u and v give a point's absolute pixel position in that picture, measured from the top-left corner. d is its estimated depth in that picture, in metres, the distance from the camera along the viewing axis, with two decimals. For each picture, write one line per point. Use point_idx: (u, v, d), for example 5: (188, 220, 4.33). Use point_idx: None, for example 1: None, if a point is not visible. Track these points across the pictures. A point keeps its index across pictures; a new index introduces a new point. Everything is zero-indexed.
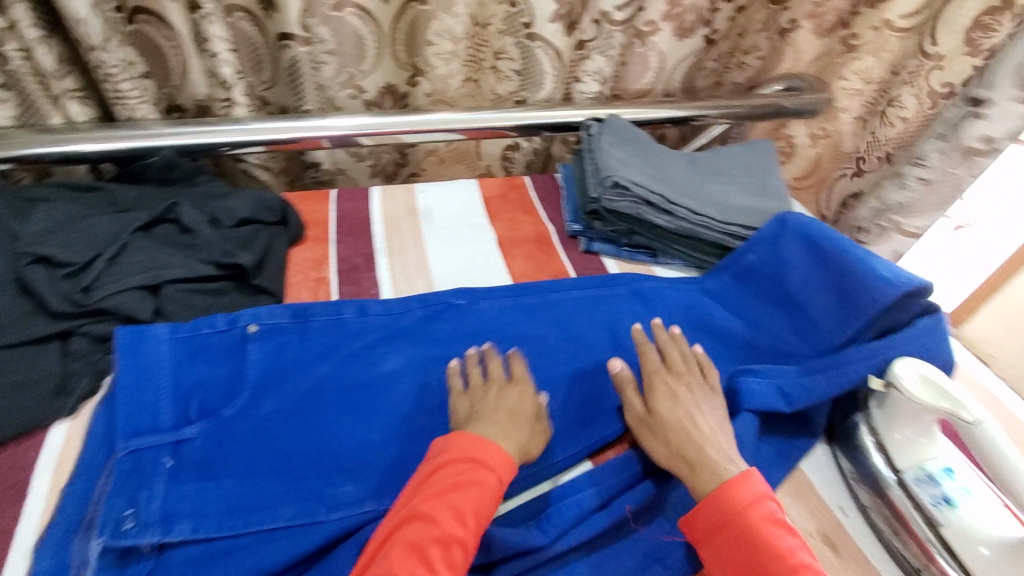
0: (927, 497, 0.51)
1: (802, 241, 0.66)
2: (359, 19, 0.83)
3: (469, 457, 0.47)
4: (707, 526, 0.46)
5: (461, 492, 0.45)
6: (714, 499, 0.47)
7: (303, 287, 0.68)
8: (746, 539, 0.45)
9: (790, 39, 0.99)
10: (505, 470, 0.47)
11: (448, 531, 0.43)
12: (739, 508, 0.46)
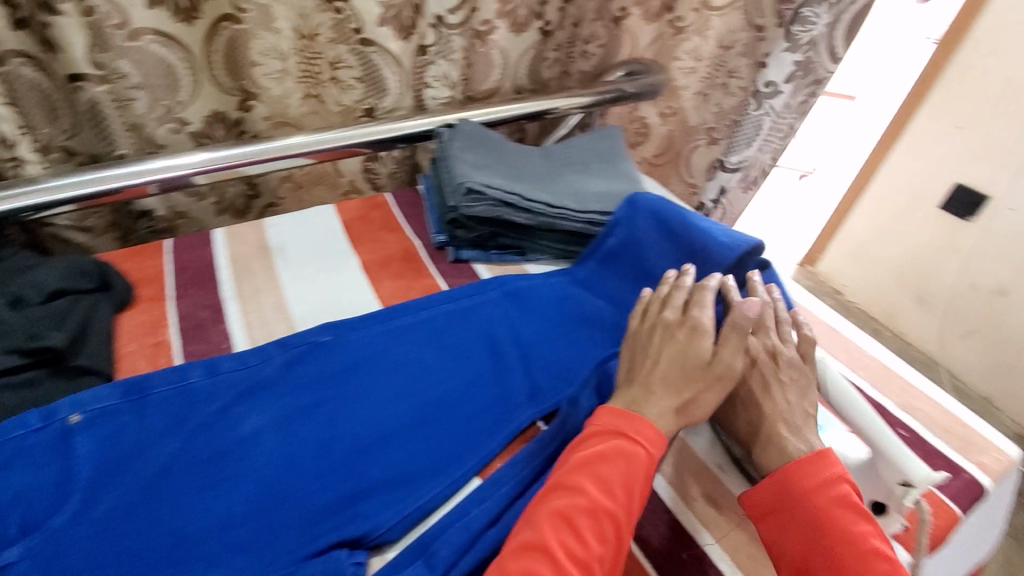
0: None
1: (652, 219, 0.69)
2: (163, 46, 0.75)
3: (618, 432, 0.49)
4: (772, 501, 0.49)
5: (611, 465, 0.47)
6: (783, 478, 0.50)
7: (138, 356, 0.60)
8: (815, 517, 0.48)
9: (624, 27, 1.03)
10: (653, 446, 0.49)
11: (596, 501, 0.46)
12: (808, 488, 0.49)
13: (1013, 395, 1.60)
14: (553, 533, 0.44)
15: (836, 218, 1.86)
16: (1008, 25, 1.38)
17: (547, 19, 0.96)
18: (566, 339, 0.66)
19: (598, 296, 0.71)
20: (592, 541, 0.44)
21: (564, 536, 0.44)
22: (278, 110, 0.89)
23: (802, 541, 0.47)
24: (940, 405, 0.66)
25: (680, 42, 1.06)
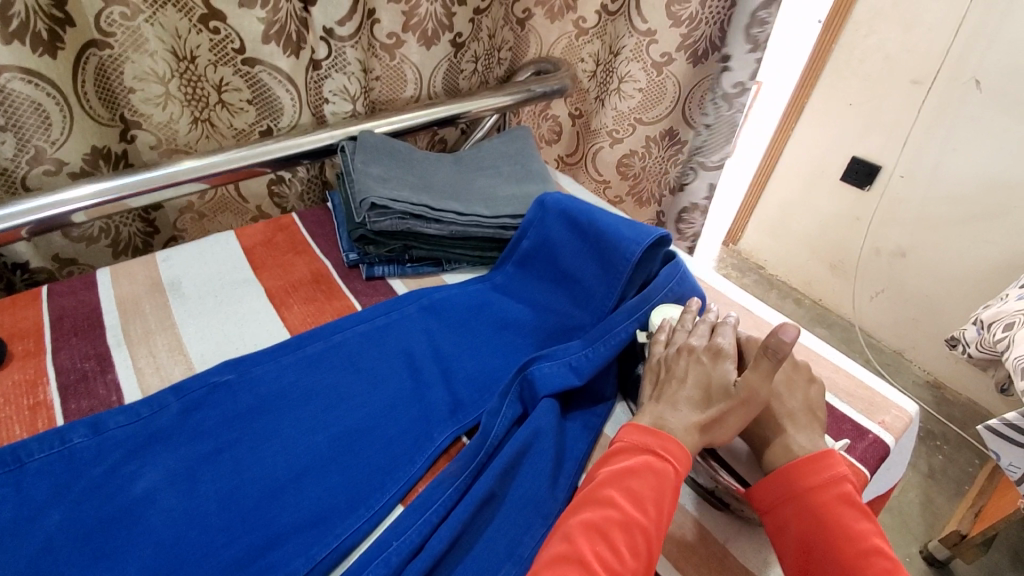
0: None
1: (562, 218, 0.69)
2: (27, 83, 0.68)
3: (649, 449, 0.49)
4: (784, 491, 0.50)
5: (640, 480, 0.47)
6: (793, 468, 0.51)
7: (10, 421, 0.54)
8: (821, 506, 0.49)
9: (530, 27, 1.06)
10: (684, 463, 0.49)
11: (627, 515, 0.45)
12: (817, 479, 0.50)
13: (917, 346, 1.74)
14: (587, 543, 0.43)
15: (751, 197, 1.95)
16: (880, 9, 1.49)
17: (457, 31, 0.94)
18: (487, 348, 0.64)
19: (517, 301, 0.69)
20: (626, 554, 0.43)
21: (599, 546, 0.43)
22: (166, 138, 0.82)
23: (808, 531, 0.48)
24: (844, 371, 0.70)
25: (584, 43, 1.07)
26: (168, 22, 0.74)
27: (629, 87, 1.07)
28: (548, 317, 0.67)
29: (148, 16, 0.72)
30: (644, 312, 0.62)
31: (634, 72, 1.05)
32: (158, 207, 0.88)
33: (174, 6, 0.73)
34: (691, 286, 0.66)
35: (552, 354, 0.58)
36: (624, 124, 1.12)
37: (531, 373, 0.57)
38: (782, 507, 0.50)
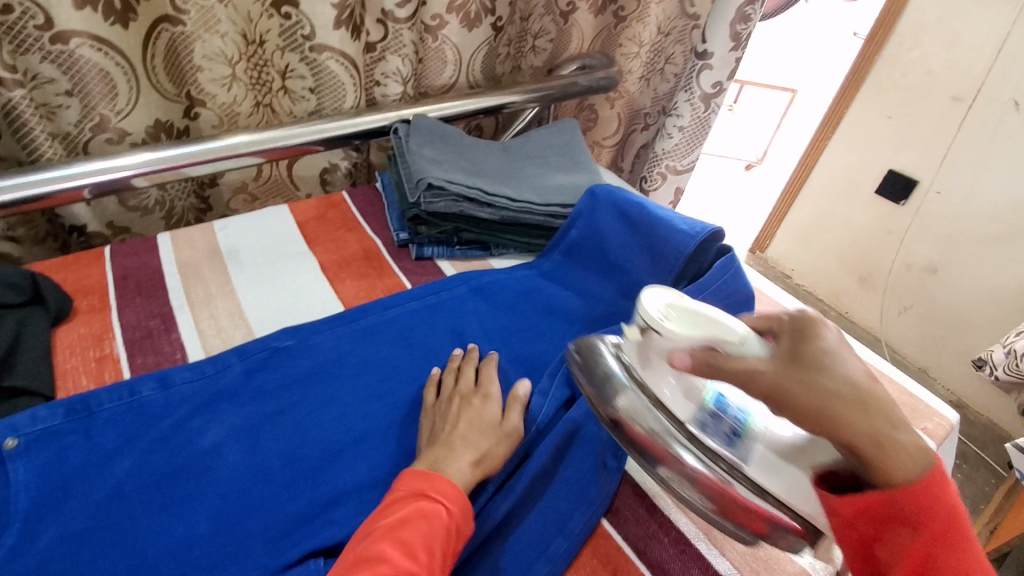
0: (719, 442, 0.47)
1: (613, 210, 0.70)
2: (96, 50, 0.70)
3: (419, 492, 0.44)
4: (910, 498, 0.37)
5: (414, 528, 0.42)
6: (925, 488, 0.37)
7: (80, 372, 0.56)
8: (957, 525, 0.38)
9: (572, 22, 1.00)
10: (457, 503, 0.45)
11: (400, 566, 0.39)
12: (946, 489, 0.38)
13: (943, 363, 1.72)
14: None
15: (780, 205, 1.94)
16: (924, 22, 1.49)
17: (498, 14, 0.95)
18: (533, 330, 0.66)
19: (563, 287, 0.71)
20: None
21: None
22: (227, 118, 0.84)
23: (931, 560, 0.37)
24: (885, 377, 0.70)
25: (624, 29, 1.03)
26: (240, 6, 0.76)
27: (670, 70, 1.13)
28: (595, 304, 0.68)
29: None
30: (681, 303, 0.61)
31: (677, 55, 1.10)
32: (213, 181, 0.90)
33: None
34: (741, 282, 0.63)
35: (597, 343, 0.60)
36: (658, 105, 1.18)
37: None
38: (907, 513, 0.38)
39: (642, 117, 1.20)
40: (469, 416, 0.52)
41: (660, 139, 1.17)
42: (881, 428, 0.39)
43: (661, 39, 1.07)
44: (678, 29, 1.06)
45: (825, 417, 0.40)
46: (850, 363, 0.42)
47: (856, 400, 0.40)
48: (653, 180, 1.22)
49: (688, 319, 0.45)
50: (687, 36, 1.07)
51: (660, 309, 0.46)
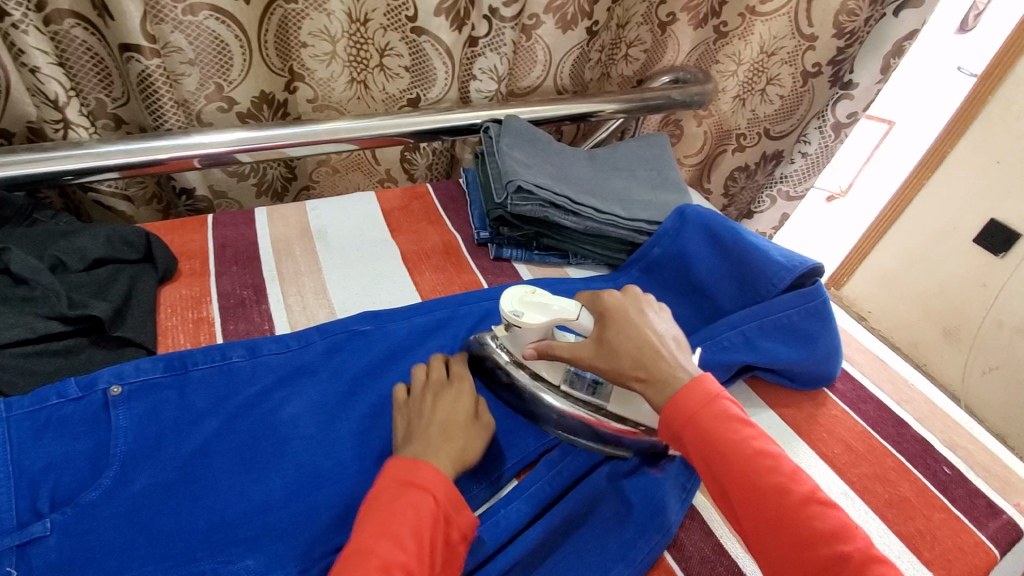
0: (584, 391, 0.56)
1: (702, 231, 0.68)
2: (219, 23, 0.73)
3: (399, 481, 0.43)
4: (681, 416, 0.44)
5: (403, 521, 0.41)
6: (681, 397, 0.44)
7: (180, 330, 0.59)
8: (740, 446, 0.42)
9: (670, 33, 0.98)
10: (441, 486, 0.43)
11: (388, 558, 0.39)
12: (716, 416, 0.43)
13: None
14: None
15: (863, 241, 1.83)
16: None
17: (595, 18, 0.92)
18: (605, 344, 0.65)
19: None
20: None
21: None
22: (322, 92, 0.87)
23: (714, 465, 0.42)
24: (984, 445, 0.65)
25: (723, 46, 1.01)
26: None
27: (774, 91, 1.04)
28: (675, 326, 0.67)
29: None
30: (753, 326, 0.60)
31: (783, 76, 1.01)
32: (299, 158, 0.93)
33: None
34: (829, 338, 0.61)
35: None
36: (755, 129, 1.09)
37: None
38: (687, 435, 0.43)
39: (737, 137, 1.11)
40: (438, 408, 0.51)
41: (783, 164, 1.16)
42: (654, 365, 0.47)
43: (767, 56, 1.00)
44: (788, 49, 0.98)
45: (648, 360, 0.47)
46: (649, 327, 0.49)
47: (629, 364, 0.48)
48: (760, 203, 1.22)
49: (537, 310, 0.53)
50: (799, 58, 0.99)
51: (516, 305, 0.53)
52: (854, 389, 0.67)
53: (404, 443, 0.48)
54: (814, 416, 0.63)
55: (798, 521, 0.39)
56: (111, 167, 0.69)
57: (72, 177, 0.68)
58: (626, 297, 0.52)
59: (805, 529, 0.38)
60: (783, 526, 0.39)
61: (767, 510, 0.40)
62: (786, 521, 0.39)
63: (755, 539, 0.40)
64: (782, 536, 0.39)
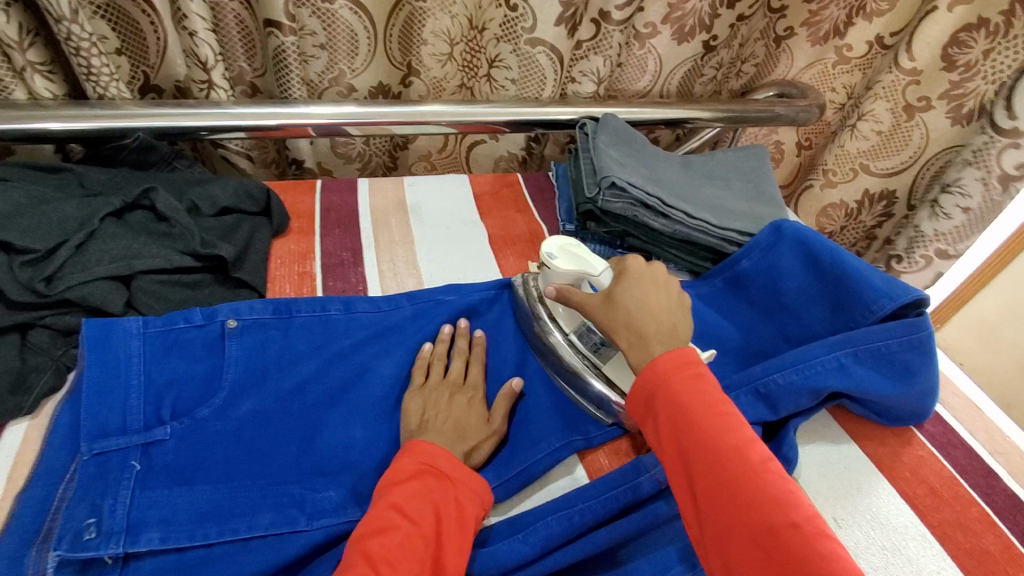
0: (589, 347, 0.57)
1: (797, 248, 0.66)
2: (353, 13, 0.79)
3: (423, 463, 0.47)
4: (654, 382, 0.44)
5: (424, 501, 0.45)
6: (658, 364, 0.45)
7: (287, 281, 0.65)
8: (707, 411, 0.42)
9: (785, 48, 0.95)
10: (461, 473, 0.48)
11: (409, 529, 0.43)
12: (690, 379, 0.44)
13: None
14: (365, 565, 0.40)
15: None
16: None
17: (714, 33, 0.91)
18: None
19: (724, 319, 0.68)
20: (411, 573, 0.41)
21: (381, 563, 0.40)
22: (434, 89, 0.92)
23: (679, 424, 0.42)
24: None
25: (840, 72, 0.94)
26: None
27: (866, 127, 0.95)
28: (757, 344, 0.65)
29: None
30: (847, 353, 0.57)
31: (879, 110, 0.92)
32: (405, 148, 0.99)
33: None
34: (929, 374, 0.58)
35: (736, 384, 0.57)
36: (844, 166, 1.00)
37: None
38: (656, 397, 0.44)
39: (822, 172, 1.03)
40: (458, 409, 0.54)
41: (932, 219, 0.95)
42: (646, 329, 0.48)
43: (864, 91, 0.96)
44: (883, 83, 0.90)
45: (634, 327, 0.48)
46: (655, 296, 0.51)
47: (622, 323, 0.49)
48: (911, 262, 1.01)
49: (571, 260, 0.58)
50: (899, 92, 0.90)
51: (553, 249, 0.59)
52: (945, 433, 0.63)
53: (418, 428, 0.51)
54: (896, 453, 0.60)
55: (750, 483, 0.38)
56: (240, 128, 0.76)
57: (204, 133, 0.74)
58: (646, 267, 0.53)
59: (760, 494, 0.37)
60: (736, 486, 0.38)
61: (722, 473, 0.39)
62: (738, 482, 0.38)
63: (701, 504, 0.39)
64: (724, 501, 0.38)
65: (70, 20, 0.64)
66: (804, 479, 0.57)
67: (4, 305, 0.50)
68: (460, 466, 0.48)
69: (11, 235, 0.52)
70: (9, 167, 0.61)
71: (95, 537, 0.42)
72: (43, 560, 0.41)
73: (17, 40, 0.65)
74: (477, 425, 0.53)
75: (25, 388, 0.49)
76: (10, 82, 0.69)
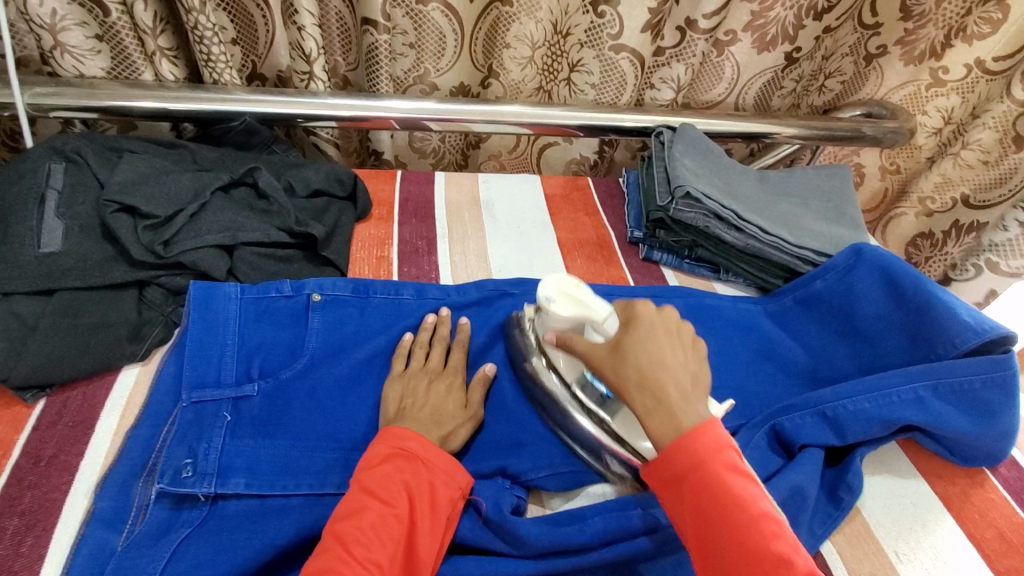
0: (593, 400, 0.53)
1: (879, 274, 0.64)
2: (444, 15, 0.82)
3: (394, 447, 0.48)
4: (681, 464, 0.42)
5: (395, 483, 0.46)
6: (691, 442, 0.43)
7: (366, 263, 0.69)
8: (744, 504, 0.40)
9: (877, 66, 0.92)
10: (431, 454, 0.48)
11: (379, 511, 0.44)
12: (723, 463, 0.42)
13: None
14: (338, 547, 0.41)
15: None
16: None
17: (798, 45, 0.88)
18: (750, 369, 0.64)
19: (793, 338, 0.67)
20: (381, 554, 0.42)
21: (352, 544, 0.42)
22: (512, 92, 0.93)
23: (711, 517, 0.40)
24: None
25: (934, 95, 0.90)
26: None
27: (970, 156, 0.91)
28: (828, 367, 0.64)
29: None
30: (926, 385, 0.55)
31: (984, 140, 0.88)
32: (477, 147, 1.02)
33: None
34: (1009, 416, 0.55)
35: (802, 404, 0.56)
36: (944, 194, 0.96)
37: (788, 421, 0.55)
38: (685, 480, 0.42)
39: (920, 199, 1.00)
40: (436, 396, 0.54)
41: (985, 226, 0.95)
42: (666, 394, 0.45)
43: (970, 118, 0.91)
44: (993, 112, 0.86)
45: (649, 383, 0.46)
46: (670, 351, 0.48)
47: (636, 381, 0.47)
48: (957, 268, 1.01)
49: (569, 302, 0.52)
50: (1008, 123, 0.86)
51: (552, 292, 0.53)
52: (1021, 478, 0.59)
53: (395, 416, 0.51)
54: (966, 494, 0.57)
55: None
56: (332, 117, 0.80)
57: (300, 121, 0.80)
58: (658, 315, 0.50)
59: None
60: None
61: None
62: None
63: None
64: None
65: (198, 11, 0.71)
66: (867, 509, 0.55)
67: (127, 263, 0.57)
68: (429, 448, 0.48)
69: (138, 201, 0.58)
70: (135, 141, 0.68)
71: (191, 476, 0.46)
72: (147, 492, 0.46)
73: (151, 27, 0.72)
74: (453, 411, 0.53)
75: (140, 338, 0.55)
76: (141, 64, 0.77)
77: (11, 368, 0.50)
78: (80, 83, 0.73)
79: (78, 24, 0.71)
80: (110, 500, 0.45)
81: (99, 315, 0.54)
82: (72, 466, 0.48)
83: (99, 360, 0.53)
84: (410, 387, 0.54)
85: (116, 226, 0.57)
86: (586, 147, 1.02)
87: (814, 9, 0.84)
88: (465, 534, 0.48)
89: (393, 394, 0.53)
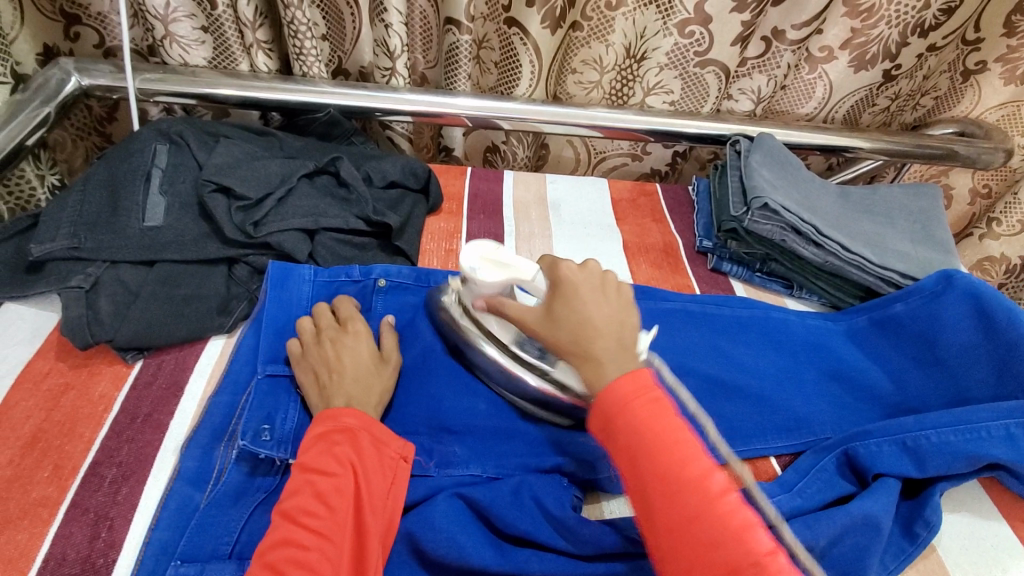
0: (532, 354, 0.55)
1: (968, 304, 0.60)
2: (530, 55, 0.83)
3: (326, 426, 0.47)
4: (607, 410, 0.41)
5: (338, 457, 0.46)
6: (619, 387, 0.41)
7: (435, 255, 0.71)
8: (664, 440, 0.39)
9: (973, 83, 0.86)
10: (364, 424, 0.48)
11: (322, 487, 0.44)
12: (648, 404, 0.40)
13: None
14: (290, 525, 0.42)
15: None
16: None
17: (898, 62, 0.84)
18: (823, 390, 0.61)
19: (868, 359, 0.64)
20: (333, 521, 0.42)
21: (302, 520, 0.42)
22: None
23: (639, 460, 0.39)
24: None
25: None
26: (640, 21, 0.81)
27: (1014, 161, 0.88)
28: (906, 394, 0.61)
29: (627, 11, 0.79)
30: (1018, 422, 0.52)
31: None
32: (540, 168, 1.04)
33: (656, 9, 0.80)
34: None
35: (880, 431, 0.53)
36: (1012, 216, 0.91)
37: (858, 449, 0.53)
38: (614, 425, 0.41)
39: (988, 220, 0.95)
40: (352, 358, 0.53)
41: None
42: (594, 346, 0.44)
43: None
44: None
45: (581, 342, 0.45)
46: (596, 307, 0.46)
47: (569, 340, 0.46)
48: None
49: (495, 268, 0.53)
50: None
51: (474, 261, 0.54)
52: None
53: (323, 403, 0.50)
54: None
55: (710, 524, 0.36)
56: (412, 112, 0.83)
57: (379, 113, 0.82)
58: (582, 272, 0.48)
59: (719, 532, 0.36)
60: (697, 527, 0.36)
61: (684, 513, 0.37)
62: (698, 522, 0.36)
63: (660, 536, 0.38)
64: (687, 539, 0.36)
65: (296, 7, 0.75)
66: (944, 546, 0.52)
67: (218, 241, 0.60)
68: (358, 419, 0.48)
69: (232, 182, 0.62)
70: (232, 127, 0.73)
71: (268, 440, 0.49)
72: (227, 455, 0.49)
73: (251, 20, 0.76)
74: (378, 372, 0.53)
75: (228, 312, 0.59)
76: (239, 55, 0.82)
77: (116, 330, 0.54)
78: (183, 70, 0.78)
79: (188, 16, 0.76)
80: (196, 461, 0.48)
81: (191, 288, 0.58)
82: (163, 424, 0.52)
83: (191, 328, 0.57)
84: (319, 361, 0.52)
85: (212, 206, 0.60)
86: (655, 160, 1.02)
87: (920, 26, 0.79)
88: (525, 527, 0.47)
89: (308, 377, 0.52)
